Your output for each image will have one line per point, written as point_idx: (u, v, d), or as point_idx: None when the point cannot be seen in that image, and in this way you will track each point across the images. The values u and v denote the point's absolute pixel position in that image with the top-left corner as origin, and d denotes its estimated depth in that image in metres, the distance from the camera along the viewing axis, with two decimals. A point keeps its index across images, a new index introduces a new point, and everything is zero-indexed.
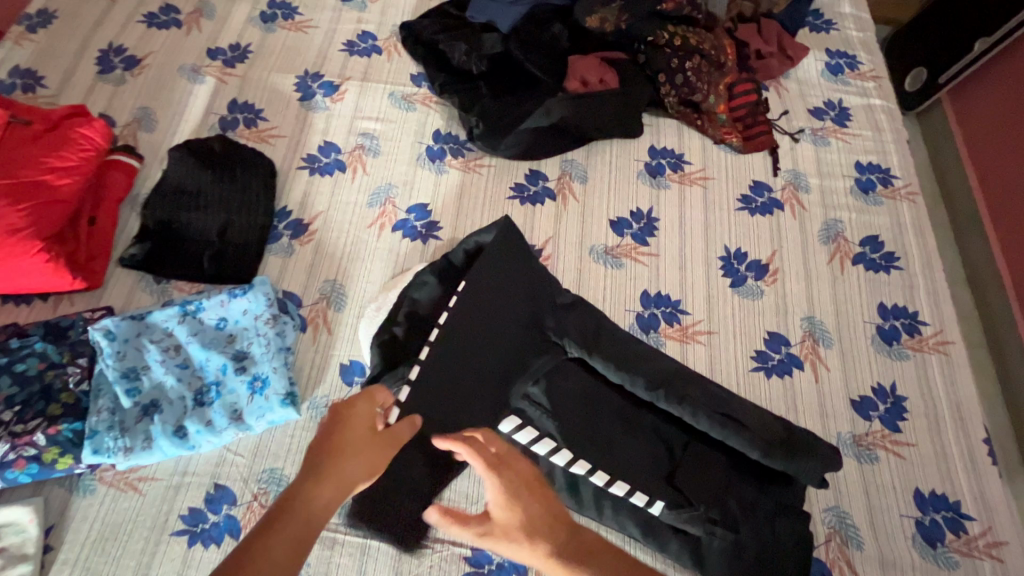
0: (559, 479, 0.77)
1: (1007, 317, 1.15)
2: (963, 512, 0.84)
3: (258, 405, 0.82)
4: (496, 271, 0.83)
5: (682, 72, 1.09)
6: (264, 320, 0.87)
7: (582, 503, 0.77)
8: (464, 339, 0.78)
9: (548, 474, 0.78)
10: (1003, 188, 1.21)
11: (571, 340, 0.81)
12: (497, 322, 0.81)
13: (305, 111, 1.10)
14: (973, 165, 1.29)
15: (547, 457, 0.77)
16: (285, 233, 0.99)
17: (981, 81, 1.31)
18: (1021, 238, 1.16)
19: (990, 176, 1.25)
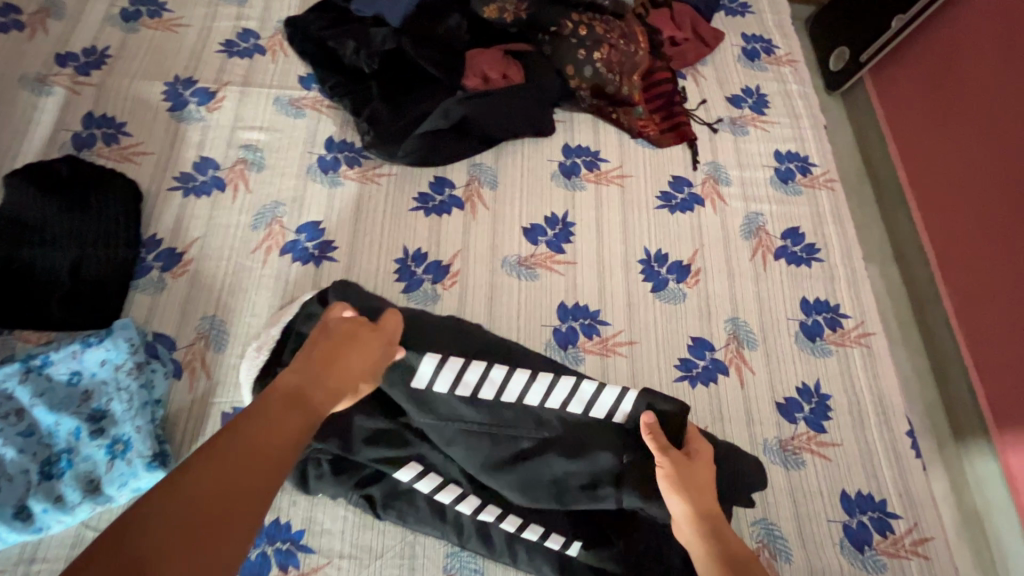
0: (467, 525, 0.72)
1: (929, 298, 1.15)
2: (889, 510, 0.82)
3: (118, 473, 0.71)
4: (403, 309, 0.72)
5: (590, 64, 1.02)
6: (127, 371, 0.75)
7: (493, 549, 0.71)
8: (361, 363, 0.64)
9: (455, 522, 0.72)
10: (926, 166, 1.20)
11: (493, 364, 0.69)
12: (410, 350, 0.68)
13: (176, 122, 0.97)
14: (895, 145, 1.28)
15: (453, 505, 0.71)
16: (155, 266, 0.87)
17: (899, 60, 1.29)
18: (942, 217, 1.16)
19: (910, 155, 1.24)
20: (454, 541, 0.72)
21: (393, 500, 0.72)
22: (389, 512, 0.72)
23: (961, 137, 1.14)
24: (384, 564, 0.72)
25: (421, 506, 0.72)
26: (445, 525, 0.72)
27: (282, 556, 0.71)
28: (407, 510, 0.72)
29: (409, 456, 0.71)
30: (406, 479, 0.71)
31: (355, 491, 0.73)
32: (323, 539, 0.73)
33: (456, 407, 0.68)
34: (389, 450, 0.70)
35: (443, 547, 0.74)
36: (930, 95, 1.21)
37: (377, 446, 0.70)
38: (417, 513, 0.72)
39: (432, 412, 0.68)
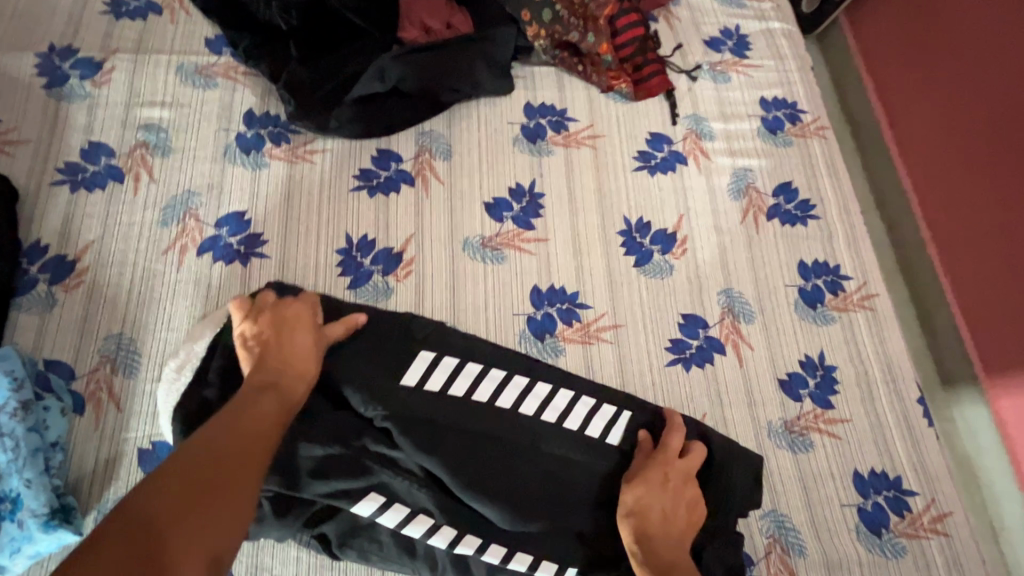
0: (442, 558, 0.61)
1: None
2: (904, 487, 0.75)
3: (7, 538, 0.57)
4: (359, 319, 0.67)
5: (549, 7, 0.88)
6: (9, 413, 0.61)
7: None
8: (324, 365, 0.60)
9: (428, 555, 0.61)
10: (909, 106, 1.07)
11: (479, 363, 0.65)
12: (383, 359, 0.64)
13: (56, 102, 0.80)
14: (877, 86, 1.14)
15: (425, 539, 0.60)
16: (42, 278, 0.72)
17: None
18: (927, 158, 1.03)
19: (889, 92, 1.11)
20: None
21: (352, 536, 0.61)
22: (348, 550, 0.61)
23: (951, 68, 1.00)
24: None
25: (386, 542, 0.60)
26: (415, 561, 0.61)
27: None
28: (369, 547, 0.61)
29: (369, 485, 0.59)
30: (368, 514, 0.59)
31: (305, 530, 0.60)
32: None
33: (445, 410, 0.61)
34: (345, 482, 0.58)
35: None
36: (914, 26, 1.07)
37: (329, 478, 0.58)
38: (381, 549, 0.61)
39: (415, 417, 0.60)
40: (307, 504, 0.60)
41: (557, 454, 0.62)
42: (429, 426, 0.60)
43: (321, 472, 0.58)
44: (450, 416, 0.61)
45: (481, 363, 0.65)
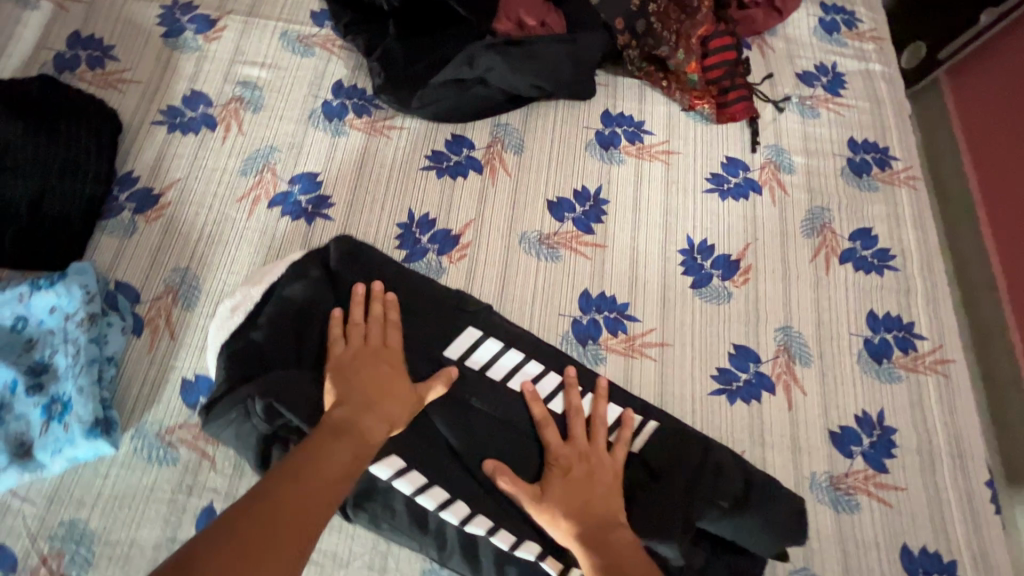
0: (451, 539, 0.60)
1: None
2: (958, 575, 0.68)
3: (54, 436, 0.61)
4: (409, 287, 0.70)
5: (644, 17, 0.88)
6: (77, 322, 0.65)
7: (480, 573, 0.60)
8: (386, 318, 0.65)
9: (438, 534, 0.60)
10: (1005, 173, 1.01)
11: (518, 351, 0.68)
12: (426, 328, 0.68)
13: (170, 51, 0.87)
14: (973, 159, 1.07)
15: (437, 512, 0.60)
16: (128, 207, 0.76)
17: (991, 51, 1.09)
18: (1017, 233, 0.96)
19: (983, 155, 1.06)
20: (434, 556, 0.61)
21: (366, 500, 0.60)
22: (360, 514, 0.60)
23: None
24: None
25: (399, 512, 0.60)
26: (425, 537, 0.60)
27: None
28: (382, 514, 0.60)
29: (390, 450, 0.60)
30: (384, 477, 0.59)
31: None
32: None
33: (475, 385, 0.65)
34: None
35: (420, 561, 0.63)
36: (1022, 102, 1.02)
37: None
38: (393, 519, 0.60)
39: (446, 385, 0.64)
40: None
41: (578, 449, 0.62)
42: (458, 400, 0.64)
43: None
44: (483, 392, 0.65)
45: (521, 352, 0.68)
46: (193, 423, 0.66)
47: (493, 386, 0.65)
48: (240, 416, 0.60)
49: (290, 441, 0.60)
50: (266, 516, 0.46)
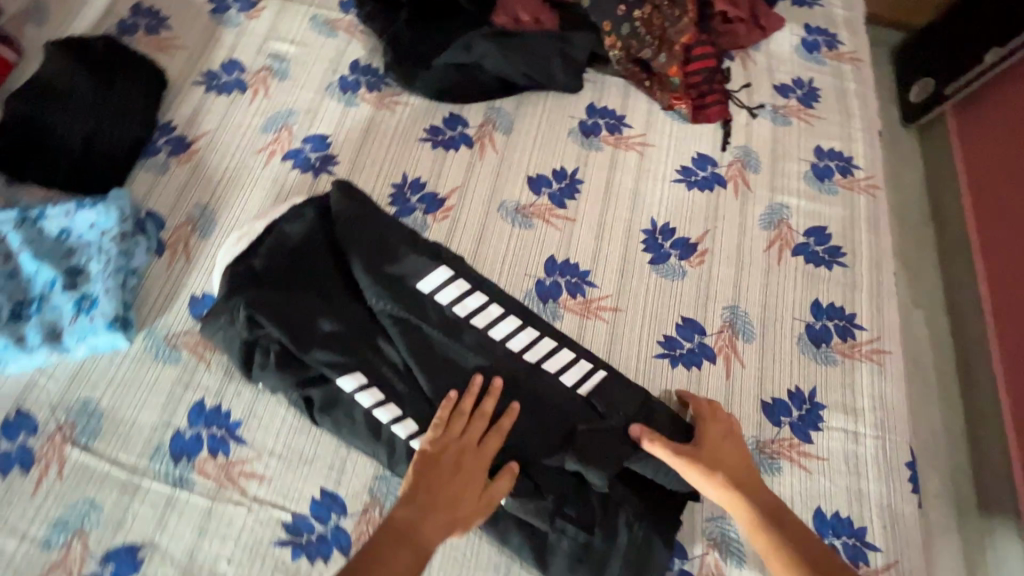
0: (399, 448, 0.68)
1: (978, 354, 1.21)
2: (867, 540, 0.73)
3: (81, 326, 0.72)
4: (389, 226, 0.77)
5: (629, 22, 0.96)
6: (111, 237, 0.77)
7: None
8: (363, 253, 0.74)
9: (389, 442, 0.68)
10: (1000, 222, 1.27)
11: (480, 291, 0.74)
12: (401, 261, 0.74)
13: (215, 24, 1.00)
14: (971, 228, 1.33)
15: (390, 424, 0.68)
16: (163, 150, 0.89)
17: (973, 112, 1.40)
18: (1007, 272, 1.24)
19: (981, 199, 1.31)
20: (384, 462, 0.69)
21: (330, 408, 0.70)
22: (325, 419, 0.70)
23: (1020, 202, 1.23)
24: (311, 472, 0.71)
25: (357, 420, 0.69)
26: (378, 444, 0.68)
27: (215, 442, 0.71)
28: (343, 421, 0.69)
29: (356, 366, 0.70)
30: (348, 389, 0.69)
31: (294, 390, 0.70)
32: (259, 434, 0.72)
33: (437, 316, 0.72)
34: (340, 354, 0.70)
35: (374, 468, 0.71)
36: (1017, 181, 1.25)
37: (328, 348, 0.70)
38: (352, 426, 0.69)
39: (410, 313, 0.71)
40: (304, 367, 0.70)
41: (521, 384, 0.70)
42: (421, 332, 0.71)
43: (323, 338, 0.70)
44: (444, 324, 0.71)
45: (485, 295, 0.74)
46: (196, 331, 0.77)
47: (452, 319, 0.72)
48: (226, 322, 0.71)
49: (270, 349, 0.71)
50: (394, 530, 0.58)
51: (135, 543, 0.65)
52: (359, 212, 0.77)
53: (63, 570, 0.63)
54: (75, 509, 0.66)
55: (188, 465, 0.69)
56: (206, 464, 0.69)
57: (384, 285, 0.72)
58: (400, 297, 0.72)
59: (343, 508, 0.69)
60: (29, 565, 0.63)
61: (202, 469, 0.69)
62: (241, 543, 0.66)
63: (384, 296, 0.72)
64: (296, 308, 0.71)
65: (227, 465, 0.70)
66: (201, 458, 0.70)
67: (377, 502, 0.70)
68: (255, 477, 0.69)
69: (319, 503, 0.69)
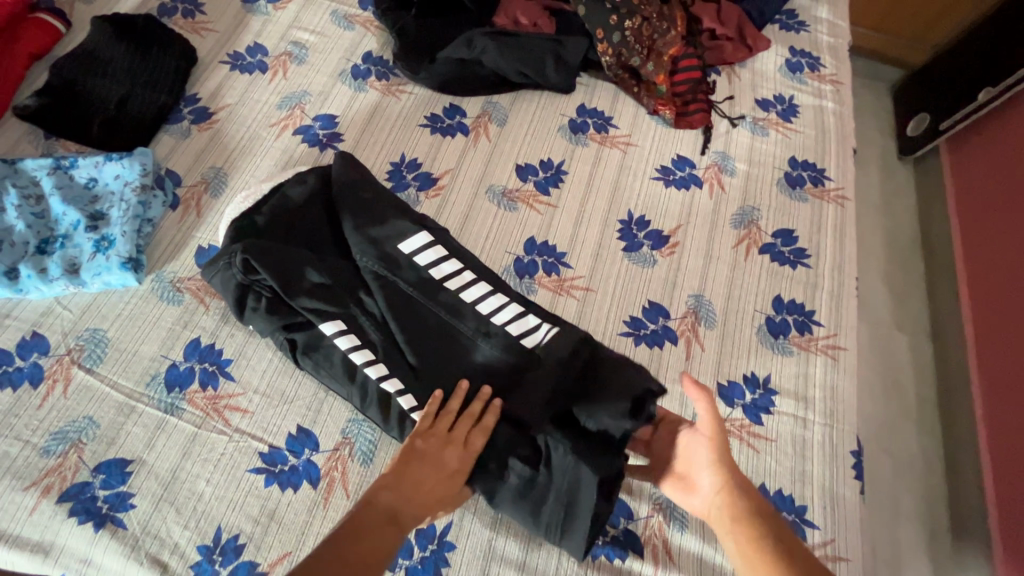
0: (370, 391, 0.74)
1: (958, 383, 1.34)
2: (807, 517, 0.77)
3: (97, 263, 0.80)
4: (379, 195, 0.85)
5: (619, 31, 1.04)
6: (132, 188, 0.85)
7: (387, 421, 0.73)
8: (355, 215, 0.82)
9: (362, 386, 0.74)
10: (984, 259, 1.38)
11: (455, 256, 0.80)
12: (385, 226, 0.81)
13: (245, 12, 1.10)
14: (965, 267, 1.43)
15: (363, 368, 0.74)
16: (187, 118, 0.98)
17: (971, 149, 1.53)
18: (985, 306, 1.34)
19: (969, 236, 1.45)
20: (357, 404, 0.74)
21: (312, 350, 0.76)
22: (307, 360, 0.76)
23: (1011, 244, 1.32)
24: (290, 410, 0.77)
25: (334, 361, 0.75)
26: (351, 386, 0.74)
27: (205, 376, 0.77)
28: (322, 363, 0.75)
29: (337, 313, 0.76)
30: (328, 333, 0.75)
31: (281, 333, 0.77)
32: (246, 372, 0.78)
33: (414, 276, 0.78)
34: (324, 303, 0.75)
35: (347, 411, 0.77)
36: (1009, 233, 1.33)
37: (313, 298, 0.75)
38: (330, 368, 0.75)
39: (390, 270, 0.78)
40: (289, 314, 0.76)
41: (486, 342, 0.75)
42: (396, 288, 0.78)
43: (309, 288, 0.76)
44: (420, 283, 0.78)
45: (460, 260, 0.81)
46: (200, 278, 0.84)
47: (426, 279, 0.78)
48: (224, 266, 0.76)
49: (262, 296, 0.76)
50: (377, 513, 0.60)
51: (125, 458, 0.71)
52: (356, 182, 0.85)
53: (57, 476, 0.69)
54: (75, 423, 0.72)
55: (179, 395, 0.76)
56: (196, 396, 0.76)
57: (369, 245, 0.80)
58: (382, 257, 0.79)
59: (315, 444, 0.74)
60: (28, 469, 0.69)
61: (191, 399, 0.75)
62: (220, 467, 0.72)
63: (368, 254, 0.80)
64: (287, 259, 0.76)
65: (215, 398, 0.76)
66: (192, 389, 0.76)
67: (348, 442, 0.75)
68: (239, 411, 0.76)
69: (295, 439, 0.75)
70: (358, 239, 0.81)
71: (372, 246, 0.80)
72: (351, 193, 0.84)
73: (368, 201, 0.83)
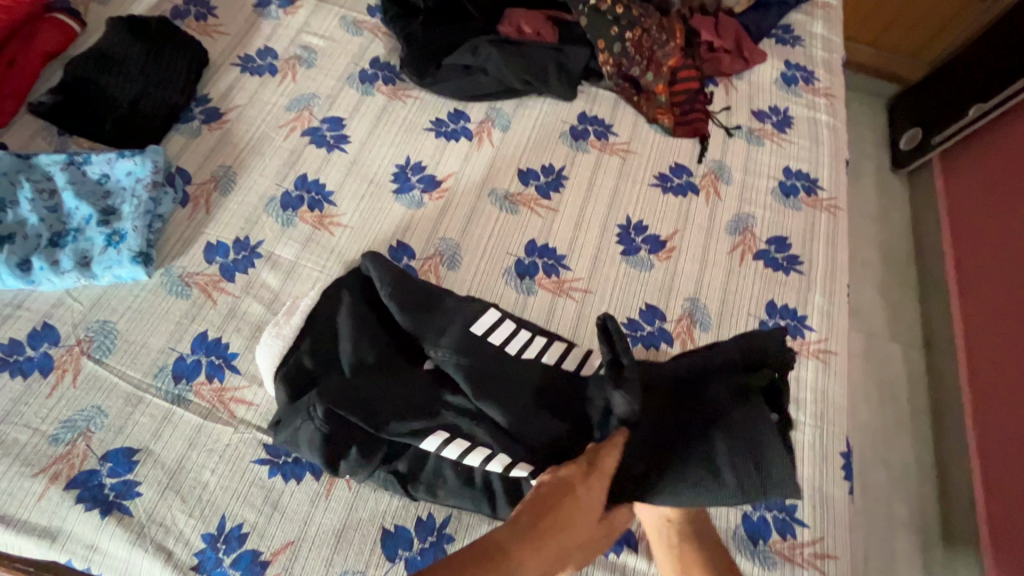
0: (496, 487, 0.70)
1: (948, 392, 1.37)
2: (797, 516, 0.79)
3: (108, 257, 0.82)
4: (427, 288, 0.82)
5: (620, 41, 1.07)
6: (144, 184, 0.87)
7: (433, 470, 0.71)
8: (415, 303, 0.79)
9: (485, 486, 0.70)
10: (977, 269, 1.41)
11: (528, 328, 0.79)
12: (448, 310, 0.79)
13: (256, 16, 1.13)
14: (955, 280, 1.47)
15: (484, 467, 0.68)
16: (198, 118, 1.00)
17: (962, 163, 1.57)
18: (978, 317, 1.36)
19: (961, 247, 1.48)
20: (486, 510, 0.70)
21: (420, 474, 0.72)
22: (419, 487, 0.71)
23: (1004, 255, 1.34)
24: None
25: (448, 476, 0.71)
26: (474, 491, 0.70)
27: (212, 369, 0.79)
28: (435, 483, 0.71)
29: (436, 424, 0.70)
30: (434, 448, 0.69)
31: (381, 468, 0.71)
32: (252, 366, 0.80)
33: (498, 364, 0.73)
34: (416, 420, 0.70)
35: None
36: (999, 245, 1.37)
37: (405, 418, 0.69)
38: (446, 481, 0.71)
39: (474, 363, 0.73)
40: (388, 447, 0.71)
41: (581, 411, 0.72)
42: (477, 370, 0.72)
43: (400, 410, 0.70)
44: (506, 369, 0.73)
45: (527, 334, 0.78)
46: (208, 274, 0.86)
47: (511, 365, 0.74)
48: (305, 419, 0.70)
49: (352, 442, 0.69)
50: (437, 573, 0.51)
51: (132, 447, 0.72)
52: (395, 271, 0.82)
53: (65, 463, 0.70)
54: (83, 412, 0.74)
55: (186, 386, 0.77)
56: (202, 388, 0.77)
57: (437, 339, 0.76)
58: (462, 347, 0.74)
59: None
60: (37, 456, 0.70)
61: (198, 391, 0.77)
62: (225, 458, 0.73)
63: (443, 347, 0.75)
64: (366, 395, 0.69)
65: (221, 390, 0.78)
66: (199, 381, 0.78)
67: None
68: (244, 403, 0.77)
69: None
70: (428, 327, 0.77)
71: (445, 337, 0.76)
72: (403, 285, 0.80)
73: (422, 290, 0.81)
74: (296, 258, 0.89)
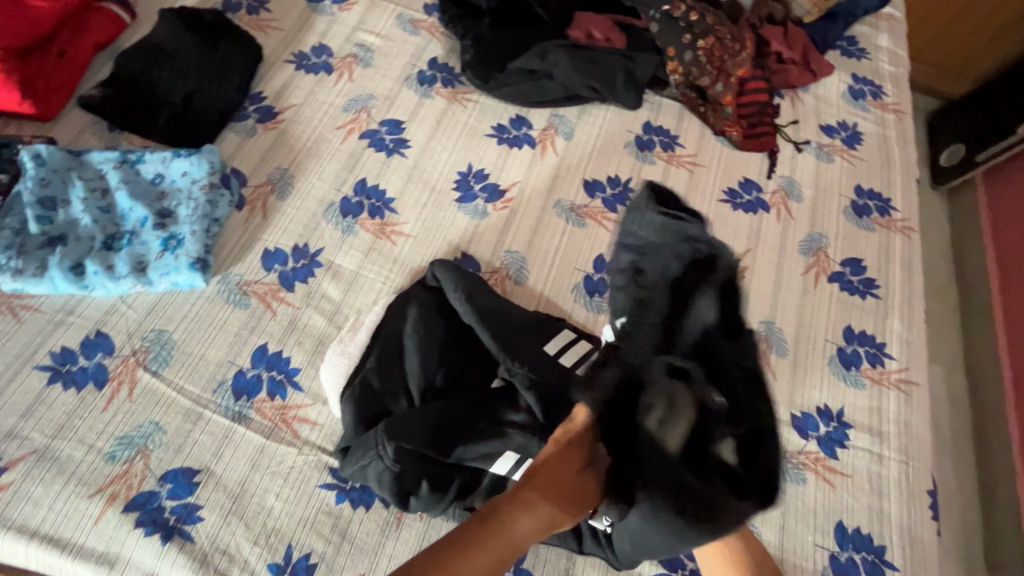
0: (585, 527, 0.67)
1: (993, 418, 1.32)
2: (886, 558, 0.75)
3: (165, 263, 0.77)
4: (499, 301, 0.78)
5: (692, 50, 1.04)
6: (200, 186, 0.83)
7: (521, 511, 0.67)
8: (491, 313, 0.76)
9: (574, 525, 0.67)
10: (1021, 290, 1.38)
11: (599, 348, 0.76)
12: (523, 324, 0.76)
13: (310, 12, 1.09)
14: (1000, 301, 1.42)
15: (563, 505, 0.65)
16: (252, 116, 0.96)
17: (1008, 181, 1.53)
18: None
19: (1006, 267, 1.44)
20: (571, 546, 0.68)
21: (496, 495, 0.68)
22: None
23: None
24: None
25: None
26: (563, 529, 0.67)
27: (273, 386, 0.75)
28: None
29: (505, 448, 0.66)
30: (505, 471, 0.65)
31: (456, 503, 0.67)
32: (315, 382, 0.76)
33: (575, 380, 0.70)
34: (484, 444, 0.66)
35: None
36: None
37: (470, 444, 0.66)
38: None
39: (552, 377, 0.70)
40: (454, 477, 0.67)
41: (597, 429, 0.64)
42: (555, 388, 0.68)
43: (466, 433, 0.67)
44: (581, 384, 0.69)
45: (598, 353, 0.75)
46: (266, 282, 0.82)
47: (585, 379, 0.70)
48: (373, 457, 0.65)
49: (422, 477, 0.65)
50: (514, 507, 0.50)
51: (192, 468, 0.68)
52: (465, 277, 0.79)
53: (123, 484, 0.66)
54: (140, 429, 0.69)
55: (247, 403, 0.73)
56: (264, 405, 0.73)
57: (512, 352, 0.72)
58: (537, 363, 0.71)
59: None
60: (93, 475, 0.66)
61: (259, 408, 0.73)
62: (289, 481, 0.69)
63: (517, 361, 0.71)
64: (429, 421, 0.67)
65: (283, 408, 0.73)
66: (260, 398, 0.74)
67: None
68: (308, 422, 0.73)
69: None
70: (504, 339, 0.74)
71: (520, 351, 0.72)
72: (476, 293, 0.78)
73: (499, 301, 0.78)
74: (357, 267, 0.84)
